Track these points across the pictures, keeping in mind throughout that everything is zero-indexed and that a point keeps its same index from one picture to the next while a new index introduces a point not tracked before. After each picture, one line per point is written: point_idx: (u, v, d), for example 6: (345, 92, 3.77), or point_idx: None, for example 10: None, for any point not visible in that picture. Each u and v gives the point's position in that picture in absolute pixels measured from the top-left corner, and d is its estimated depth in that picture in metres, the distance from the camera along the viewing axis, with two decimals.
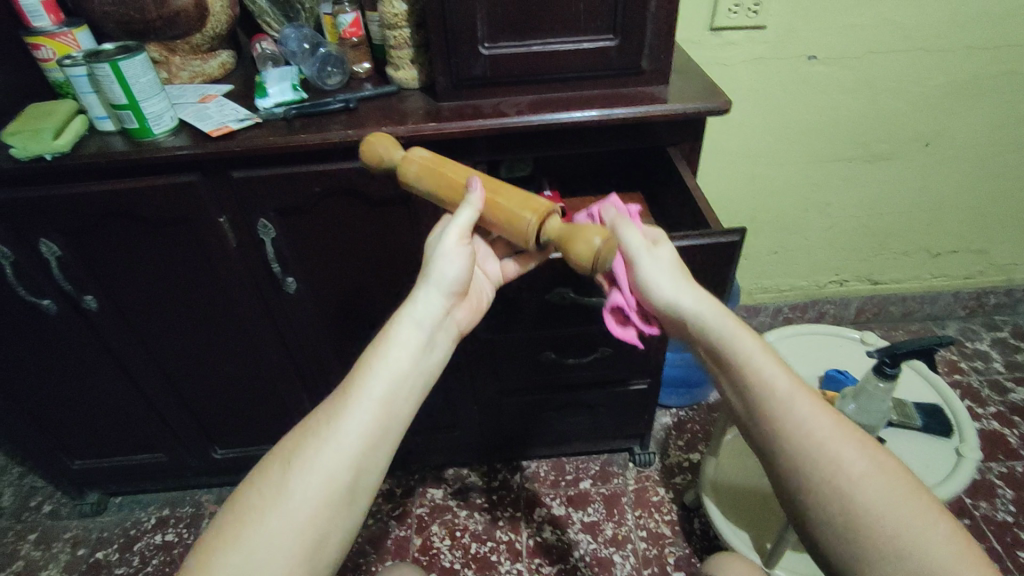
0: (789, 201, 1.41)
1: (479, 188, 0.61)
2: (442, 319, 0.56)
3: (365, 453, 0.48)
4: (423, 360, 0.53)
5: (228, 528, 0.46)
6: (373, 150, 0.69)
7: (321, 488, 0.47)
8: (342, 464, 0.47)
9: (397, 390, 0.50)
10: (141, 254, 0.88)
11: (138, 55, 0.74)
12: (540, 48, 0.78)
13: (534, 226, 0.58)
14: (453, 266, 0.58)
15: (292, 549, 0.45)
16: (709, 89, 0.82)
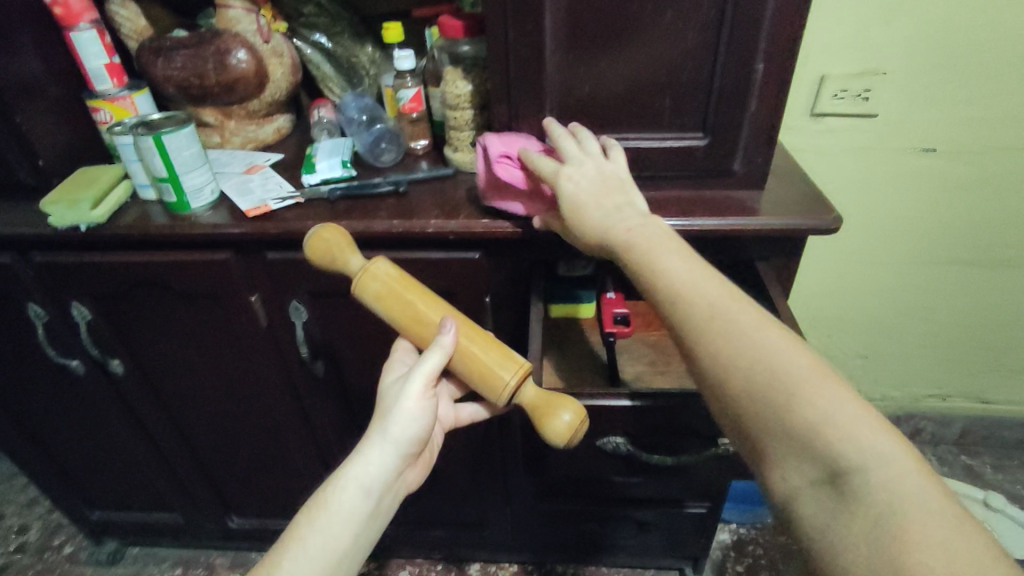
0: (887, 304, 1.23)
1: (452, 333, 0.57)
2: (391, 481, 0.55)
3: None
4: (357, 540, 0.53)
5: None
6: (330, 253, 0.59)
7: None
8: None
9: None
10: (169, 324, 0.83)
11: (185, 128, 0.70)
12: (614, 143, 0.69)
13: (511, 386, 0.56)
14: (414, 426, 0.55)
15: None
16: (812, 200, 0.70)
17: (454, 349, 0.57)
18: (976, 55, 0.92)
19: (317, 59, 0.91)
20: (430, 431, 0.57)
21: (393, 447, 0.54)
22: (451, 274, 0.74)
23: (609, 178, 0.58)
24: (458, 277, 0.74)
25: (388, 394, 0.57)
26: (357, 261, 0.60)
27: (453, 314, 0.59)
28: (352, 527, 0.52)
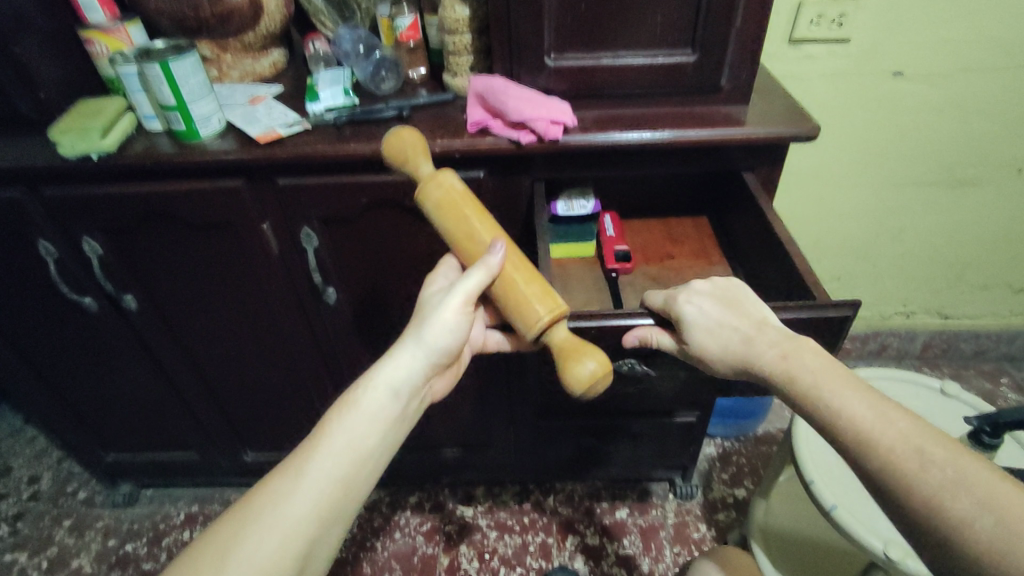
0: (859, 226, 1.31)
1: (500, 255, 0.59)
2: (418, 385, 0.58)
3: (304, 543, 0.49)
4: (383, 441, 0.54)
5: None
6: (403, 155, 0.63)
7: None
8: (285, 551, 0.48)
9: (353, 474, 0.52)
10: (181, 256, 0.85)
11: (189, 56, 0.71)
12: (610, 61, 0.72)
13: (541, 322, 0.57)
14: (449, 336, 0.59)
15: None
16: (793, 111, 0.75)
17: (499, 273, 0.59)
18: None
19: None
20: (462, 343, 0.60)
21: (426, 354, 0.58)
22: None
23: (718, 296, 0.59)
24: None
25: (428, 304, 0.60)
26: (427, 169, 0.63)
27: (503, 237, 0.61)
28: (377, 424, 0.54)
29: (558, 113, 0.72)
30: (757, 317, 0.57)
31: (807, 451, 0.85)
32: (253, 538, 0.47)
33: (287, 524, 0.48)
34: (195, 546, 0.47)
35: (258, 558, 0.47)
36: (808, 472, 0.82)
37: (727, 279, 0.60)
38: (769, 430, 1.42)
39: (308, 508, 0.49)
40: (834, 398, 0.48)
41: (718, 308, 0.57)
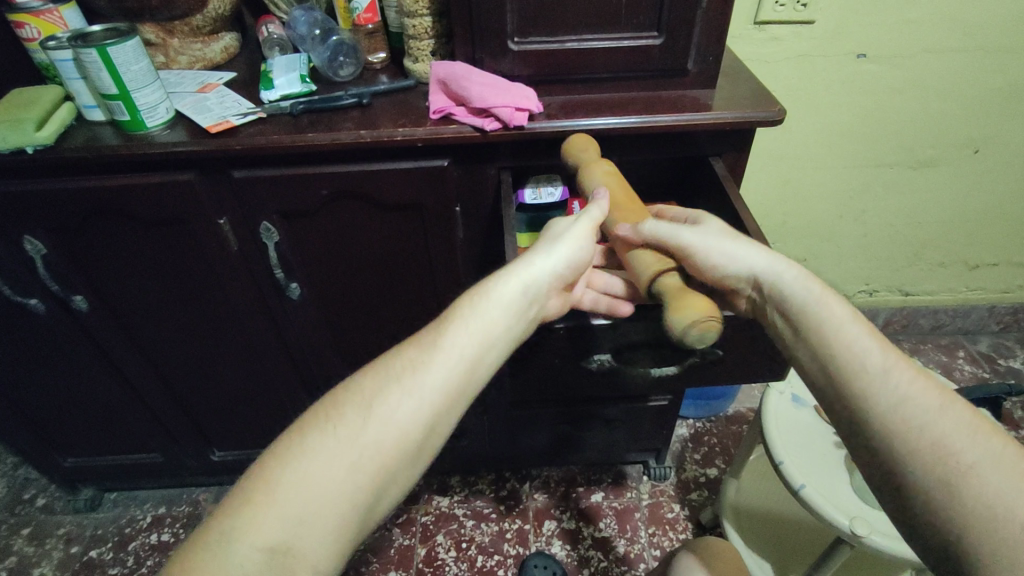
0: (823, 207, 1.33)
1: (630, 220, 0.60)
2: (546, 286, 0.56)
3: (415, 429, 0.46)
4: (494, 339, 0.52)
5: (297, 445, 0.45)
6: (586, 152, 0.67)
7: (374, 452, 0.45)
8: (398, 431, 0.46)
9: (476, 358, 0.50)
10: (132, 253, 0.81)
11: (131, 40, 0.66)
12: (575, 45, 0.71)
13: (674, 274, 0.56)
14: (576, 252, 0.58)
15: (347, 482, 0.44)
16: (760, 95, 0.74)
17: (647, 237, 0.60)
18: None
19: None
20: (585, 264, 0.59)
21: (546, 261, 0.55)
22: (422, 184, 0.76)
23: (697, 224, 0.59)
24: (428, 186, 0.76)
25: (554, 229, 0.60)
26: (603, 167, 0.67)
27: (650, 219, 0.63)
28: (488, 322, 0.52)
29: (524, 100, 0.70)
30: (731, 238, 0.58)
31: (776, 432, 0.86)
32: (369, 412, 0.46)
33: (400, 404, 0.47)
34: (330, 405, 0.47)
35: (372, 432, 0.45)
36: (777, 453, 0.84)
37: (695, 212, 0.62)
38: (739, 410, 1.45)
39: (421, 390, 0.47)
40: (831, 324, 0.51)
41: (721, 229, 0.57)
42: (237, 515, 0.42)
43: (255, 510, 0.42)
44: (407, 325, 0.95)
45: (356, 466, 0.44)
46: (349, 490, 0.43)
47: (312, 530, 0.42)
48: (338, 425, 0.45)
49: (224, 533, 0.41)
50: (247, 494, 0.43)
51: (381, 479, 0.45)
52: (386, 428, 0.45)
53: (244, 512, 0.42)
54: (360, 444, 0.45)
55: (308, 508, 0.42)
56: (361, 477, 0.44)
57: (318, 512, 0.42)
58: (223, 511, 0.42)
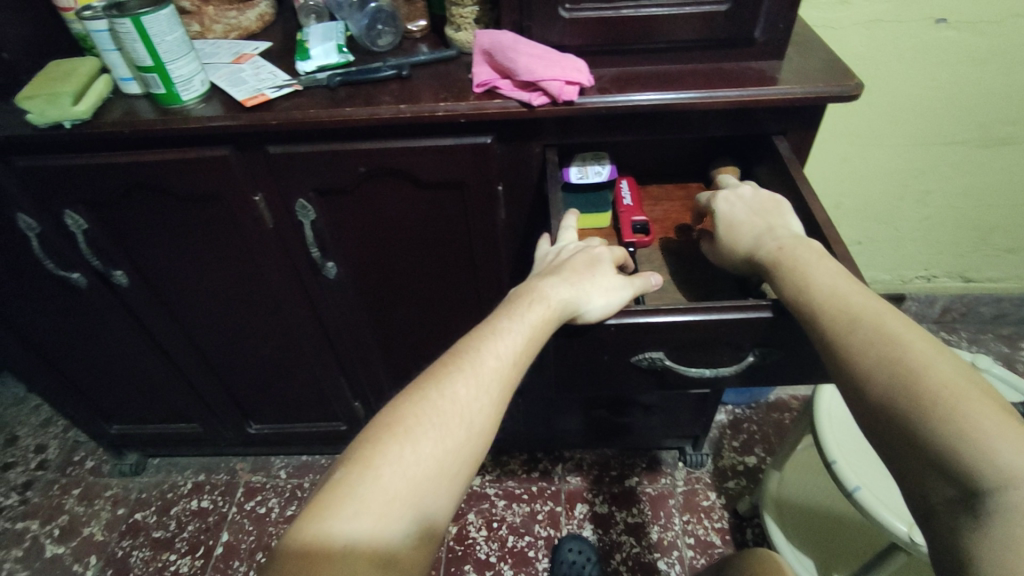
0: (884, 186, 1.24)
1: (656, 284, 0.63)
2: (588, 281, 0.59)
3: (518, 374, 0.52)
4: (579, 297, 0.58)
5: (379, 437, 0.45)
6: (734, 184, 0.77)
7: (492, 391, 0.50)
8: (484, 392, 0.49)
9: (523, 352, 0.53)
10: (170, 229, 0.80)
11: (165, 9, 0.63)
12: (631, 12, 0.65)
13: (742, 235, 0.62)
14: (605, 256, 0.63)
15: (432, 471, 0.45)
16: (834, 67, 0.68)
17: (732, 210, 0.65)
18: None
19: None
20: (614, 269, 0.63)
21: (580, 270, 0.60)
22: (462, 162, 0.72)
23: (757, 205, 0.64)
24: (469, 164, 0.72)
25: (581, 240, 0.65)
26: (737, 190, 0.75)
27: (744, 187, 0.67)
28: (572, 285, 0.58)
29: (574, 72, 0.65)
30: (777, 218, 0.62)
31: (830, 430, 0.82)
32: (480, 358, 0.51)
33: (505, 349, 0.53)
34: (402, 399, 0.48)
35: (486, 375, 0.50)
36: (831, 453, 0.79)
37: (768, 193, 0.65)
38: (781, 397, 1.40)
39: (522, 338, 0.54)
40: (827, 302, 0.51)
41: (749, 209, 0.64)
42: (381, 457, 0.44)
43: (398, 450, 0.44)
44: (442, 305, 0.93)
45: (477, 404, 0.49)
46: (475, 427, 0.48)
47: (449, 462, 0.46)
48: (453, 371, 0.50)
49: (369, 475, 0.43)
50: (381, 440, 0.45)
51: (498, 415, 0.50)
52: (497, 372, 0.51)
53: (385, 452, 0.44)
54: (479, 385, 0.49)
55: (443, 443, 0.46)
56: (485, 414, 0.49)
57: (453, 448, 0.46)
58: (359, 457, 0.44)
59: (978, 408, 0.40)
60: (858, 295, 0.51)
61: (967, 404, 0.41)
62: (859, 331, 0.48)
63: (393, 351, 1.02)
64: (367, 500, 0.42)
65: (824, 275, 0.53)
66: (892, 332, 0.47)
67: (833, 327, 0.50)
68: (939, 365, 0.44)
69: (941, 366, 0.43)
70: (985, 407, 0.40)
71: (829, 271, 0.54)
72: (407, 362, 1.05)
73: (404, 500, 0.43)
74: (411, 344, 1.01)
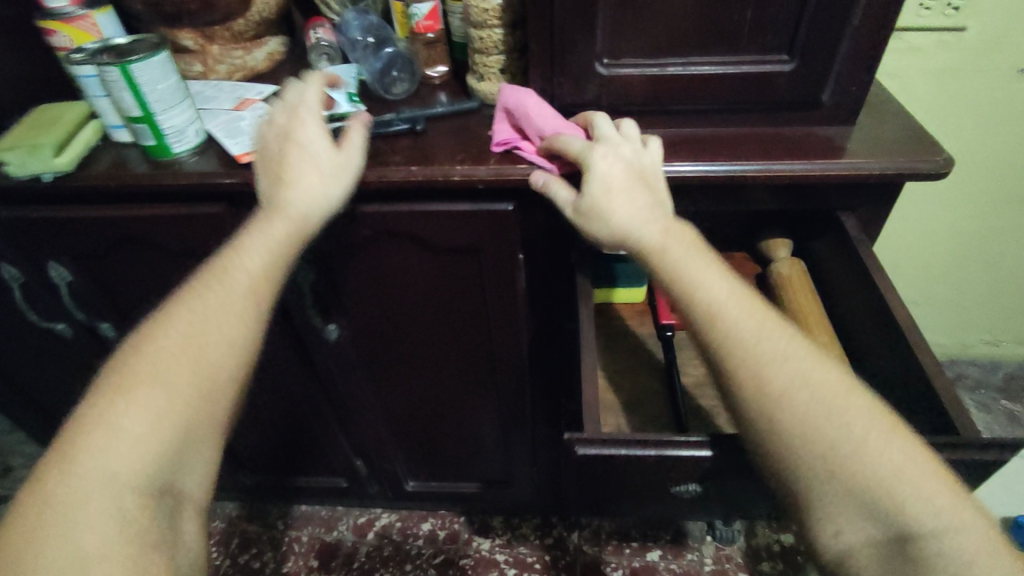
0: (946, 245, 1.13)
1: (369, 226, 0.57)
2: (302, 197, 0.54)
3: (271, 285, 0.53)
4: (319, 201, 0.54)
5: (129, 373, 0.47)
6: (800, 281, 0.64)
7: (242, 304, 0.51)
8: (232, 308, 0.51)
9: (268, 272, 0.53)
10: (160, 283, 0.73)
11: (157, 55, 0.57)
12: (678, 70, 0.57)
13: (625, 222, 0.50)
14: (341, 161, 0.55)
15: (179, 408, 0.46)
16: (914, 137, 0.58)
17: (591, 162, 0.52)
18: None
19: None
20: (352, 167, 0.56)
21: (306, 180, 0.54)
22: (479, 229, 0.64)
23: (631, 168, 0.52)
24: (488, 231, 0.64)
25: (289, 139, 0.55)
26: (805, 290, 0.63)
27: (593, 121, 0.56)
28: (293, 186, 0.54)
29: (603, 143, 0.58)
30: (658, 200, 0.52)
31: None
32: (228, 274, 0.52)
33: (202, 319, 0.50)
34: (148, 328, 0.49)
35: (233, 288, 0.51)
36: None
37: (633, 143, 0.54)
38: None
39: (269, 248, 0.53)
40: (799, 405, 0.43)
41: (627, 170, 0.52)
42: (122, 398, 0.45)
43: (143, 387, 0.46)
44: (453, 370, 0.85)
45: (192, 385, 0.47)
46: (225, 348, 0.50)
47: (179, 443, 0.46)
48: (201, 290, 0.51)
49: (107, 434, 0.44)
50: (121, 376, 0.46)
51: (228, 376, 0.50)
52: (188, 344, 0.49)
53: (87, 452, 0.43)
54: (225, 300, 0.51)
55: (155, 432, 0.45)
56: (208, 382, 0.48)
57: (198, 372, 0.48)
58: (60, 461, 0.43)
59: (906, 480, 0.40)
60: (785, 348, 0.45)
61: (903, 477, 0.40)
62: (784, 391, 0.43)
63: (400, 411, 0.94)
64: (112, 446, 0.44)
65: (738, 311, 0.46)
66: (812, 391, 0.43)
67: (745, 391, 0.44)
68: (864, 433, 0.41)
69: (866, 434, 0.41)
70: (909, 476, 0.40)
71: (749, 313, 0.46)
72: (414, 424, 0.96)
73: (150, 435, 0.45)
74: (419, 406, 0.93)
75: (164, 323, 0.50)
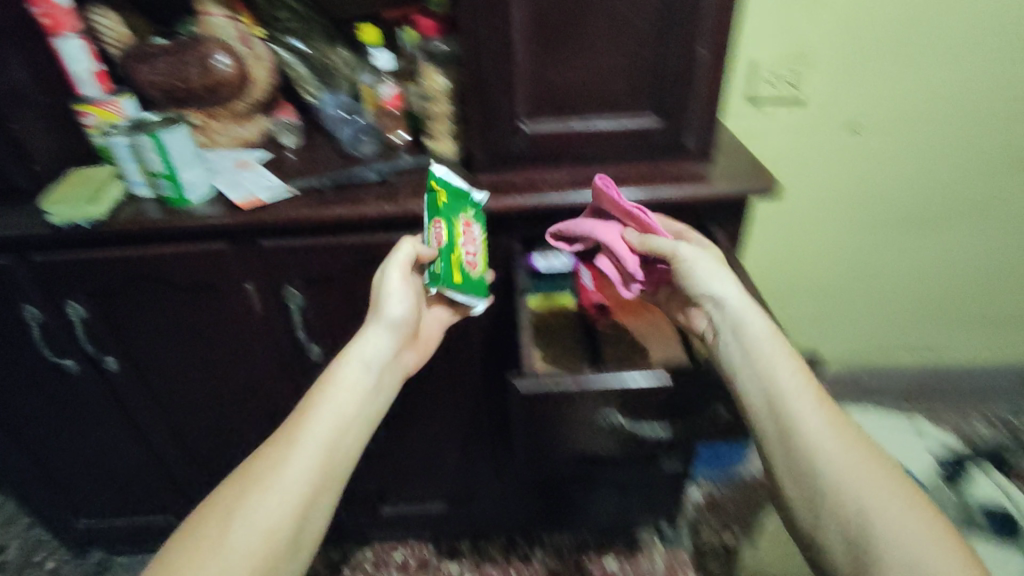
0: (827, 270, 1.36)
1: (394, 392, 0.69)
2: (383, 360, 0.68)
3: (360, 424, 0.62)
4: (372, 348, 0.67)
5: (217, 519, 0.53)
6: None
7: (331, 438, 0.59)
8: (322, 446, 0.58)
9: (354, 409, 0.62)
10: (165, 315, 0.86)
11: (181, 127, 0.74)
12: (580, 125, 0.78)
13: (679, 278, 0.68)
14: (401, 309, 0.70)
15: (278, 530, 0.53)
16: (754, 168, 0.80)
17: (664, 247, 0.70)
18: (883, 42, 1.04)
19: (292, 61, 0.94)
20: (412, 318, 0.71)
21: (376, 335, 0.69)
22: None
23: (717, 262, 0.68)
24: None
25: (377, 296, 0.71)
26: None
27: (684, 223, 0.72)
28: (382, 317, 0.69)
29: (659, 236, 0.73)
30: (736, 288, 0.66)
31: None
32: (316, 412, 0.60)
33: (349, 398, 0.63)
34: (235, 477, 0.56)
35: (320, 426, 0.59)
36: None
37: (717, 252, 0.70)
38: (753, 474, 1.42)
39: (358, 395, 0.64)
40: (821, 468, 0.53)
41: (715, 262, 0.68)
42: (224, 534, 0.52)
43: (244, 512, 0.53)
44: (418, 385, 0.98)
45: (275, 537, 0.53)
46: (323, 469, 0.58)
47: None
48: (288, 436, 0.58)
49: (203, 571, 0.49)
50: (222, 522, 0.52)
51: (332, 490, 0.58)
52: (331, 441, 0.59)
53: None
54: (314, 440, 0.58)
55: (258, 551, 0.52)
56: (317, 492, 0.57)
57: (295, 497, 0.55)
58: None
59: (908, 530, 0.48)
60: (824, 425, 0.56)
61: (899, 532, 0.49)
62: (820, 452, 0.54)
63: (373, 431, 1.05)
64: None
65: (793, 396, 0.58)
66: (831, 462, 0.53)
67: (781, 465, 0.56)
68: (876, 490, 0.51)
69: (895, 503, 0.50)
70: (916, 520, 0.49)
71: (809, 406, 0.57)
72: (384, 443, 1.08)
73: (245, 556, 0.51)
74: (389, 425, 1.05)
75: (263, 471, 0.56)
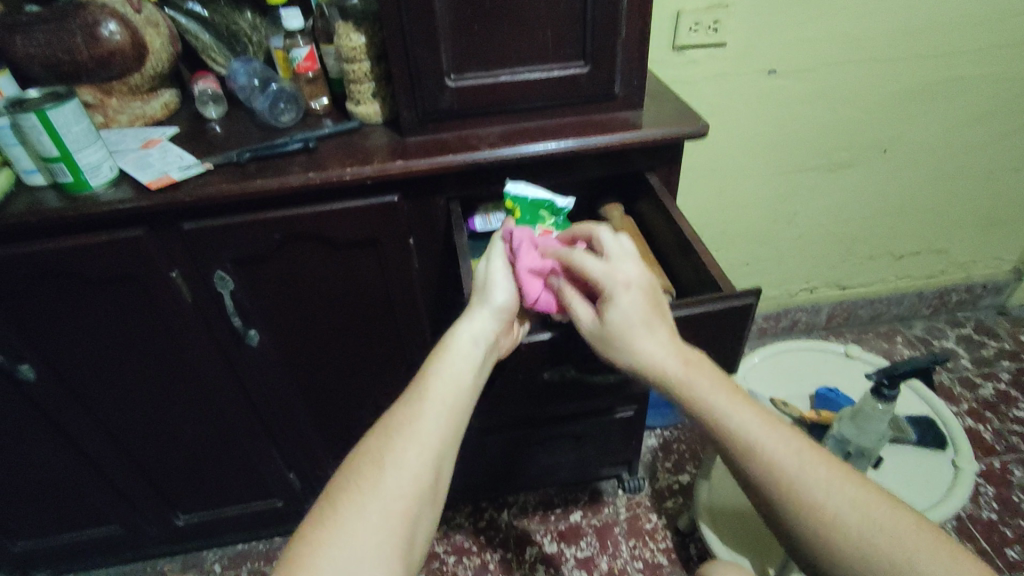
0: (758, 213, 1.41)
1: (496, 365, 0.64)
2: (492, 340, 0.63)
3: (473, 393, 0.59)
4: (482, 328, 0.63)
5: (344, 494, 0.50)
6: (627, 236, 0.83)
7: (449, 410, 0.56)
8: (446, 418, 0.55)
9: (470, 379, 0.59)
10: (79, 313, 0.80)
11: (70, 102, 0.67)
12: (508, 78, 0.75)
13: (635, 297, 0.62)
14: (506, 294, 0.65)
15: (404, 499, 0.50)
16: (683, 111, 0.80)
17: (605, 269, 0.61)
18: None
19: (194, 28, 0.89)
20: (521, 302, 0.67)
21: (486, 316, 0.63)
22: (373, 220, 0.78)
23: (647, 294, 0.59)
24: (380, 221, 0.78)
25: (480, 283, 0.66)
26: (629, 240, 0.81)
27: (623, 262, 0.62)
28: (487, 309, 0.64)
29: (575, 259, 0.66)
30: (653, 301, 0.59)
31: None
32: (434, 383, 0.57)
33: (464, 371, 0.59)
34: (365, 447, 0.53)
35: (444, 394, 0.57)
36: None
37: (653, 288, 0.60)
38: None
39: (469, 365, 0.60)
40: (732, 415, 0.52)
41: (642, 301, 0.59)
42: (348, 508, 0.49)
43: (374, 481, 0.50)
44: (367, 361, 0.95)
45: (406, 506, 0.50)
46: (446, 435, 0.55)
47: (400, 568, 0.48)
48: (409, 408, 0.55)
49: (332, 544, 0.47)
50: (350, 491, 0.50)
51: (453, 451, 0.55)
52: (457, 403, 0.57)
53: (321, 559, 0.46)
54: (438, 414, 0.55)
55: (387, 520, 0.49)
56: (443, 455, 0.54)
57: (426, 464, 0.52)
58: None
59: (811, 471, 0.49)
60: (841, 477, 0.49)
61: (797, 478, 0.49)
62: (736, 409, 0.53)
63: (325, 412, 1.02)
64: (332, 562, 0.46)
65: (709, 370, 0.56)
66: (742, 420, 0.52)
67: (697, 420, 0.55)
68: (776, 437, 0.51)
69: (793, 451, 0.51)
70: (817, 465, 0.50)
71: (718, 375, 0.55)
72: (337, 425, 1.05)
73: (378, 531, 0.48)
74: (341, 406, 1.02)
75: (387, 439, 0.53)
